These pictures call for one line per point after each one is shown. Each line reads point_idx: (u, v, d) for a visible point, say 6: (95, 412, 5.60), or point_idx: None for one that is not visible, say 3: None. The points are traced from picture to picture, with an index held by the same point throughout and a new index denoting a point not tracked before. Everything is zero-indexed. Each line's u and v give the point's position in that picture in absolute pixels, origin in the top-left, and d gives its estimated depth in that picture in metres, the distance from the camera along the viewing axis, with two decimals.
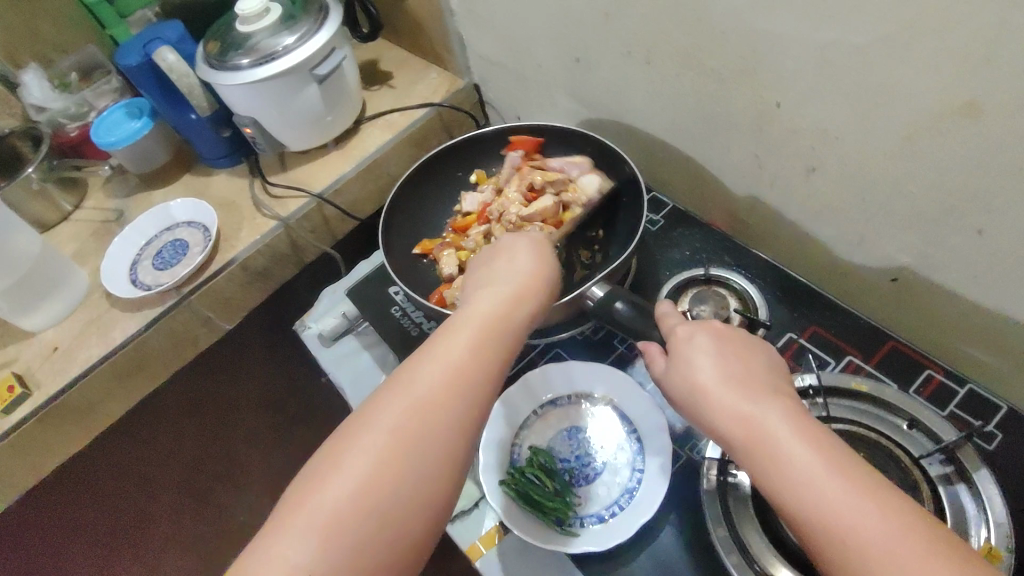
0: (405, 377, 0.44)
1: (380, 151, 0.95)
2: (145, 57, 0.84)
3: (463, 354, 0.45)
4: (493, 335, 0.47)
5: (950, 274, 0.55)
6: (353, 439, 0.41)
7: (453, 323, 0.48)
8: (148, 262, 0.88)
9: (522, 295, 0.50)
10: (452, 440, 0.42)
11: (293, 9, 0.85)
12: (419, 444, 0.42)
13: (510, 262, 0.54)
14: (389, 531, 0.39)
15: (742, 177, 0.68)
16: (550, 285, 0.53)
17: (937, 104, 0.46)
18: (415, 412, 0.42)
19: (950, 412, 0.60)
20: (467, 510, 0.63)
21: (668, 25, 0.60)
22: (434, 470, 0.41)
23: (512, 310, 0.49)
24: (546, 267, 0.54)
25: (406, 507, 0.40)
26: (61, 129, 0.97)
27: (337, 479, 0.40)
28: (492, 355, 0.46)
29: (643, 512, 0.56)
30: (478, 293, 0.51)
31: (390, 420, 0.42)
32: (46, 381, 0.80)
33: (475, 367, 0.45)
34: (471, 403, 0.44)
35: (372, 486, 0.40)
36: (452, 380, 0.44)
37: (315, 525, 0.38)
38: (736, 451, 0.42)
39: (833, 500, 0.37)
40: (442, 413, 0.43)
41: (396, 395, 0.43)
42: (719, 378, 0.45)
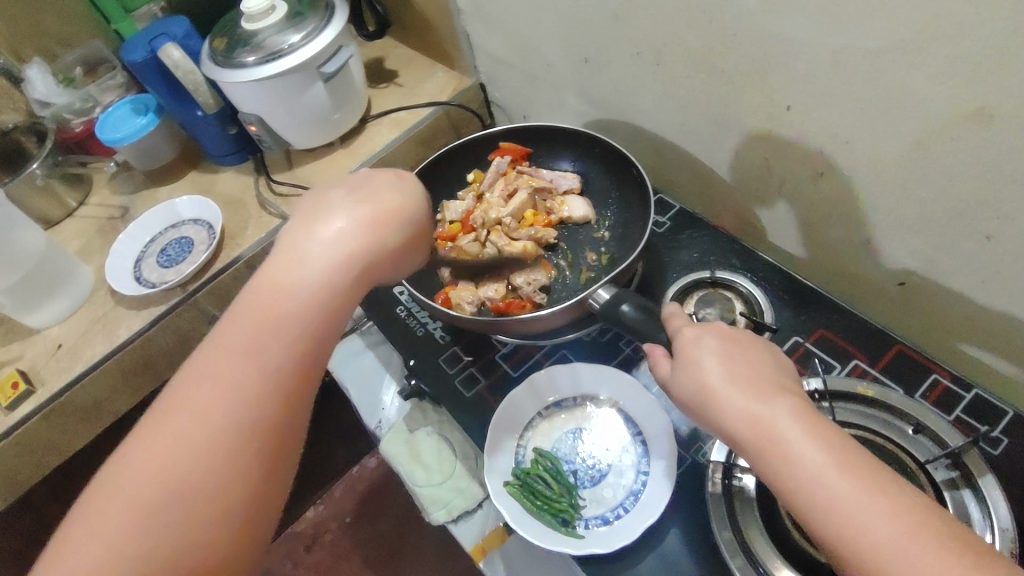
0: (214, 348, 0.43)
1: (386, 149, 0.95)
2: (151, 53, 0.84)
3: (279, 317, 0.44)
4: (321, 290, 0.45)
5: (958, 279, 0.55)
6: (156, 421, 0.40)
7: (276, 279, 0.45)
8: (152, 259, 0.88)
9: (358, 242, 0.47)
10: (268, 405, 0.42)
11: (299, 7, 0.84)
12: (227, 417, 0.40)
13: (355, 199, 0.50)
14: (197, 505, 0.39)
15: (750, 179, 0.68)
16: (400, 226, 0.50)
17: (950, 110, 0.46)
18: (216, 386, 0.41)
19: (956, 416, 0.60)
20: (470, 510, 0.65)
21: (678, 27, 0.60)
22: (244, 440, 0.40)
23: (345, 258, 0.47)
24: (400, 208, 0.51)
25: (212, 482, 0.39)
26: (66, 124, 0.96)
27: (137, 465, 0.39)
28: (315, 311, 0.44)
29: (648, 514, 0.56)
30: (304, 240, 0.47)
31: (199, 396, 0.41)
32: (51, 378, 0.80)
33: (288, 328, 0.43)
34: (283, 366, 0.43)
35: (173, 468, 0.39)
36: (260, 345, 0.42)
37: (115, 516, 0.38)
38: (746, 453, 0.42)
39: (847, 501, 0.37)
40: (247, 380, 0.41)
41: (197, 370, 0.42)
42: (727, 381, 0.45)
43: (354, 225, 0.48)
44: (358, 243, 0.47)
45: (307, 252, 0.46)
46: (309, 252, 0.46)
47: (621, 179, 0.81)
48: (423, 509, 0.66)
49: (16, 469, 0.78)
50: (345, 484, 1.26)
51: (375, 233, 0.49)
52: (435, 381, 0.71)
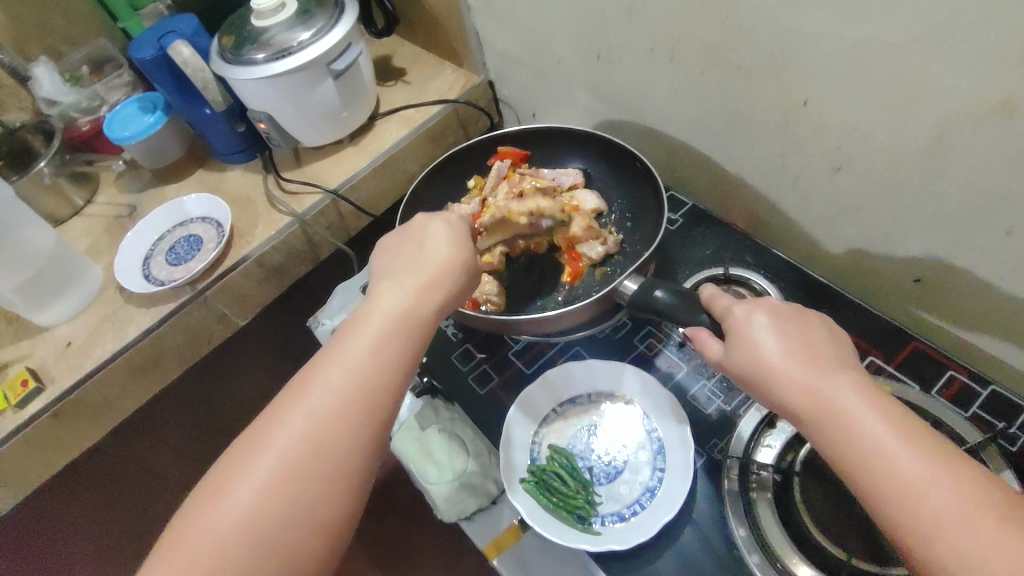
0: (308, 380, 0.49)
1: (395, 147, 0.95)
2: (159, 50, 0.84)
3: (364, 354, 0.49)
4: (399, 331, 0.51)
5: (976, 273, 0.55)
6: (259, 443, 0.46)
7: (360, 320, 0.52)
8: (161, 257, 0.88)
9: (430, 288, 0.54)
10: (355, 432, 0.47)
11: (308, 4, 0.84)
12: (320, 441, 0.46)
13: (423, 252, 0.57)
14: (298, 520, 0.44)
15: (763, 175, 0.68)
16: (462, 276, 0.57)
17: (971, 103, 0.46)
18: (314, 415, 0.47)
19: (974, 412, 0.60)
20: (484, 507, 0.65)
21: (693, 22, 0.60)
22: (336, 467, 0.46)
23: (418, 305, 0.53)
24: (458, 257, 0.57)
25: (309, 501, 0.45)
26: (74, 123, 0.96)
27: (244, 481, 0.45)
28: (396, 347, 0.50)
29: (664, 512, 0.55)
30: (385, 287, 0.54)
31: (294, 421, 0.47)
32: (61, 376, 0.79)
33: (375, 366, 0.49)
34: (372, 400, 0.48)
35: (272, 486, 0.45)
36: (349, 380, 0.48)
37: (224, 526, 0.43)
38: (805, 422, 0.43)
39: (906, 466, 0.38)
40: (342, 412, 0.47)
41: (294, 400, 0.48)
42: (786, 355, 0.45)
43: (421, 272, 0.55)
44: (427, 288, 0.54)
45: (387, 299, 0.53)
46: (388, 299, 0.53)
47: (630, 176, 0.81)
48: (436, 507, 0.66)
49: (26, 467, 0.78)
50: None
51: (440, 281, 0.55)
52: (451, 380, 0.72)
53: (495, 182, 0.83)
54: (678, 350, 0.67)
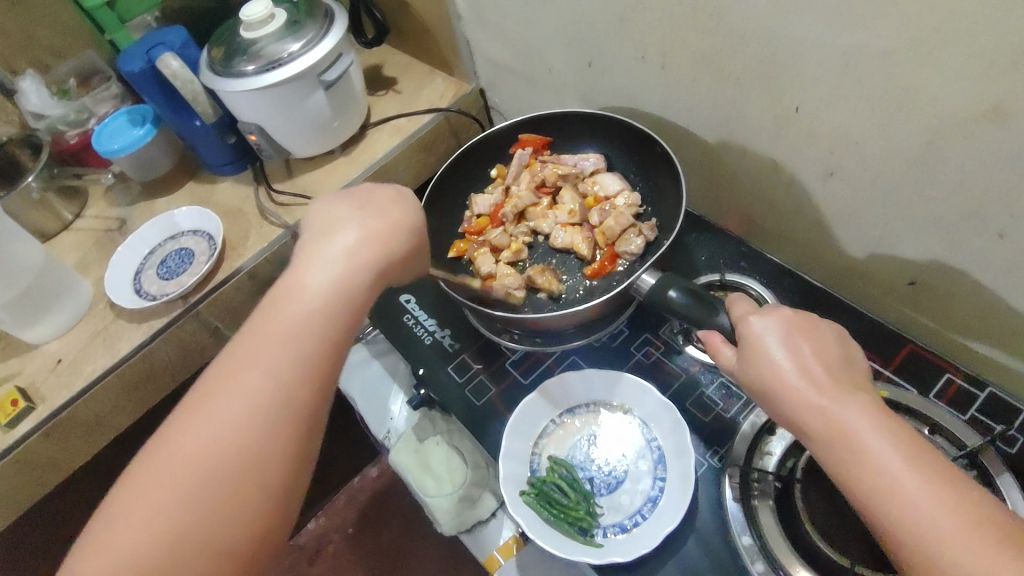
0: (228, 366, 0.46)
1: (388, 156, 0.94)
2: (148, 63, 0.83)
3: (284, 337, 0.46)
4: (324, 309, 0.48)
5: (970, 276, 0.55)
6: (187, 423, 0.44)
7: (284, 297, 0.48)
8: (152, 271, 0.87)
9: (361, 256, 0.51)
10: (281, 421, 0.44)
11: (298, 15, 0.84)
12: (255, 422, 0.44)
13: (355, 221, 0.53)
14: (218, 517, 0.42)
15: (757, 181, 0.68)
16: (395, 243, 0.53)
17: (962, 108, 0.46)
18: (233, 405, 0.44)
19: (971, 415, 0.60)
20: (484, 520, 0.65)
21: (684, 30, 0.60)
22: (262, 450, 0.44)
23: (348, 278, 0.50)
24: (402, 220, 0.55)
25: (232, 495, 0.42)
26: (61, 136, 0.95)
27: (168, 466, 0.42)
28: (320, 325, 0.47)
29: (666, 522, 0.55)
30: (310, 258, 0.51)
31: (225, 401, 0.44)
32: (52, 394, 0.78)
33: (297, 350, 0.46)
34: (295, 385, 0.45)
35: (198, 467, 0.42)
36: (271, 364, 0.45)
37: (139, 531, 0.41)
38: (813, 443, 0.43)
39: (913, 497, 0.38)
40: (265, 403, 0.44)
41: (214, 389, 0.45)
42: (798, 374, 0.44)
43: (354, 240, 0.52)
44: (356, 258, 0.51)
45: (314, 272, 0.49)
46: (314, 274, 0.49)
47: (647, 164, 0.79)
48: (434, 520, 0.66)
49: (16, 487, 0.77)
50: (349, 492, 1.25)
51: (376, 252, 0.52)
52: (447, 392, 0.70)
53: (516, 171, 0.84)
54: (678, 357, 0.67)
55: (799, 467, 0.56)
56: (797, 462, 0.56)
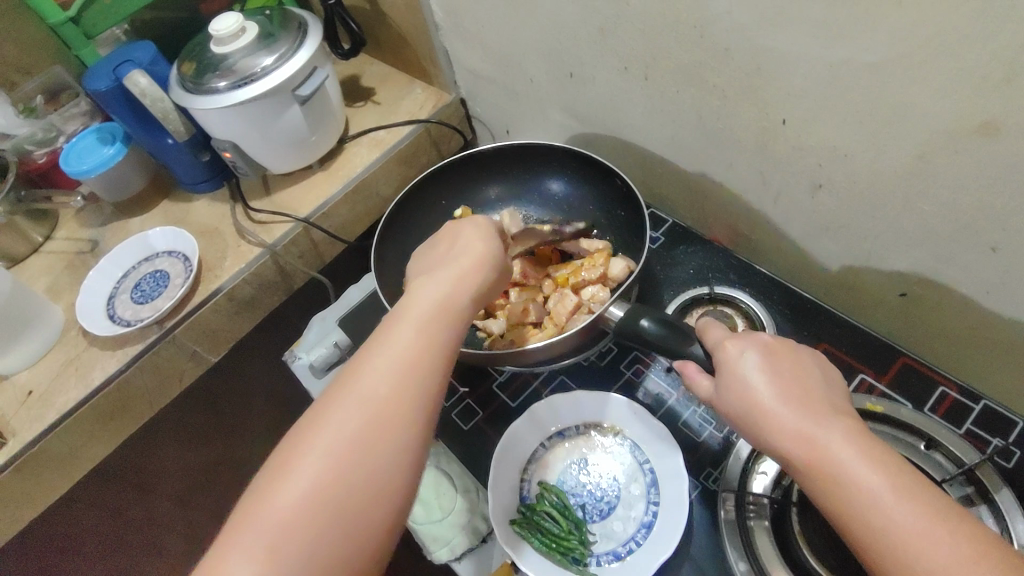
0: (365, 357, 0.46)
1: (367, 171, 0.92)
2: (115, 81, 0.80)
3: (425, 326, 0.47)
4: (447, 312, 0.48)
5: (962, 288, 0.54)
6: (317, 420, 0.43)
7: (402, 307, 0.49)
8: (126, 295, 0.85)
9: (471, 274, 0.51)
10: (414, 420, 0.44)
11: (271, 28, 0.82)
12: (381, 421, 0.43)
13: (452, 254, 0.54)
14: (355, 509, 0.41)
15: (744, 193, 0.67)
16: (495, 272, 0.54)
17: (952, 123, 0.45)
18: (367, 398, 0.43)
19: (967, 429, 0.60)
20: (474, 546, 0.63)
21: (667, 42, 0.58)
22: (397, 443, 0.43)
23: (459, 291, 0.50)
24: (494, 244, 0.55)
25: (376, 478, 0.42)
26: (28, 156, 0.92)
27: (307, 460, 0.41)
28: (443, 329, 0.47)
29: (660, 549, 0.54)
30: (426, 272, 0.52)
31: (358, 398, 0.43)
32: (23, 428, 0.75)
33: (429, 338, 0.46)
34: (427, 383, 0.45)
35: (343, 459, 0.41)
36: (402, 358, 0.45)
37: (274, 526, 0.39)
38: (798, 470, 0.41)
39: (904, 525, 0.36)
40: (394, 397, 0.44)
41: (346, 384, 0.44)
42: (778, 400, 0.43)
43: (454, 266, 0.52)
44: (463, 280, 0.51)
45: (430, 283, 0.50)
46: (430, 285, 0.50)
47: (613, 189, 0.80)
48: (425, 547, 0.64)
49: None
50: None
51: (482, 265, 0.53)
52: None
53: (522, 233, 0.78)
54: (666, 375, 0.66)
55: (794, 490, 0.54)
56: (792, 483, 0.54)
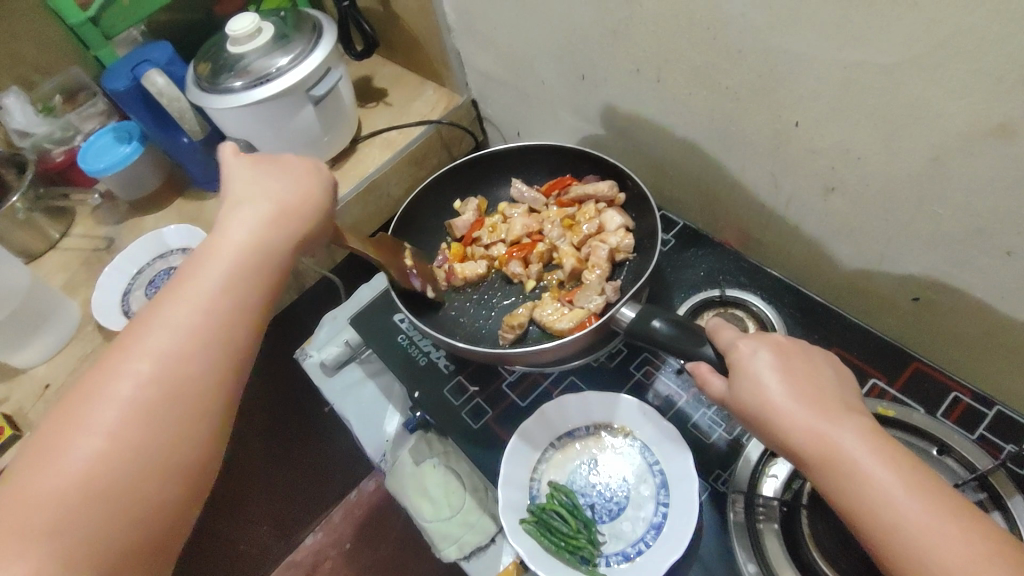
0: (167, 296, 0.45)
1: (379, 172, 0.93)
2: (133, 81, 0.81)
3: (228, 270, 0.47)
4: (253, 254, 0.49)
5: (976, 291, 0.54)
6: (118, 354, 0.43)
7: (206, 246, 0.48)
8: (140, 292, 0.86)
9: (279, 216, 0.51)
10: (215, 373, 0.44)
11: (285, 29, 0.83)
12: (187, 354, 0.43)
13: (271, 181, 0.53)
14: (170, 440, 0.42)
15: (755, 195, 0.67)
16: (312, 218, 0.53)
17: (970, 124, 0.44)
18: (160, 354, 0.43)
19: (981, 435, 0.60)
20: (482, 545, 0.64)
21: (679, 43, 0.59)
22: (206, 377, 0.44)
23: (271, 235, 0.50)
24: (311, 188, 0.54)
25: (185, 407, 0.43)
26: (46, 154, 0.93)
27: (111, 394, 0.41)
28: (251, 275, 0.48)
29: (670, 551, 0.54)
30: (231, 210, 0.51)
31: (163, 333, 0.44)
32: (39, 421, 0.76)
33: (237, 279, 0.47)
34: (234, 325, 0.46)
35: (149, 392, 0.42)
36: (201, 306, 0.45)
37: (77, 465, 0.39)
38: (811, 470, 0.41)
39: (917, 524, 0.36)
40: (195, 346, 0.44)
41: (151, 318, 0.44)
42: (791, 399, 0.43)
43: (274, 197, 0.52)
44: (281, 215, 0.51)
45: (236, 223, 0.49)
46: (236, 226, 0.49)
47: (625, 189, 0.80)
48: (433, 546, 0.65)
49: None
50: (344, 509, 1.19)
51: (295, 209, 0.52)
52: (441, 414, 0.69)
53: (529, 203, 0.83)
54: (676, 376, 0.66)
55: (805, 492, 0.53)
56: (802, 485, 0.54)
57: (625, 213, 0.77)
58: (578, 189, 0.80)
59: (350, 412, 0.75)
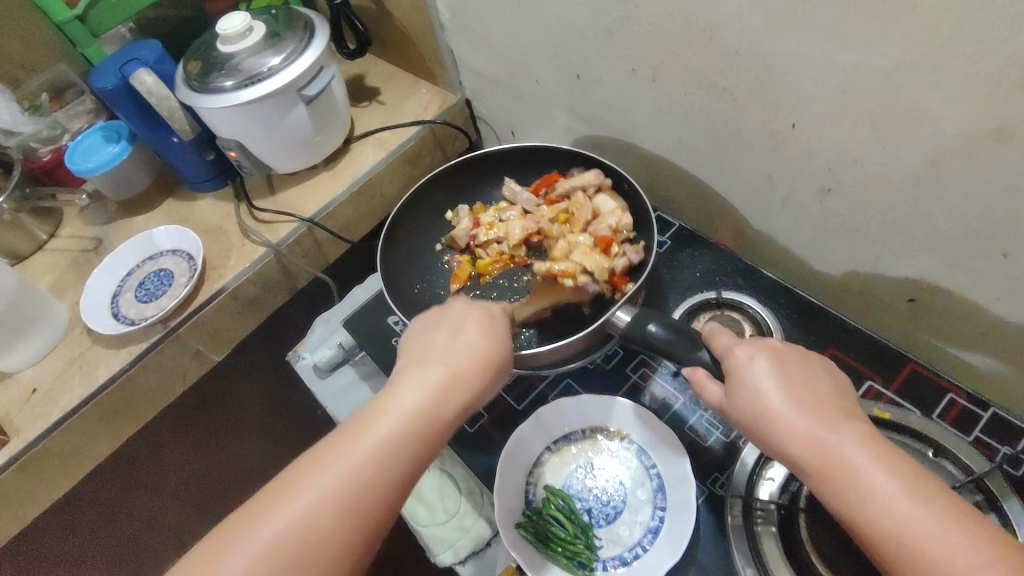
0: (324, 458, 0.45)
1: (372, 172, 0.92)
2: (121, 79, 0.79)
3: (376, 456, 0.45)
4: (414, 434, 0.47)
5: (973, 293, 0.54)
6: (250, 525, 0.42)
7: (375, 414, 0.47)
8: (130, 294, 0.85)
9: (454, 392, 0.49)
10: (333, 571, 0.42)
11: (277, 27, 0.81)
12: (308, 543, 0.42)
13: (452, 345, 0.53)
14: None
15: (751, 196, 0.66)
16: (479, 383, 0.52)
17: (966, 127, 0.44)
18: (286, 537, 0.41)
19: (976, 437, 0.60)
20: (479, 550, 0.63)
21: (674, 43, 0.58)
22: (319, 572, 0.42)
23: (435, 408, 0.48)
24: (485, 353, 0.53)
25: None
26: (33, 153, 0.91)
27: (230, 567, 0.40)
28: (398, 463, 0.45)
29: (669, 554, 0.54)
30: (406, 376, 0.50)
31: (298, 509, 0.42)
32: (26, 426, 0.75)
33: (383, 470, 0.45)
34: (364, 522, 0.43)
35: (265, 574, 0.41)
36: (343, 484, 0.43)
37: None
38: (810, 477, 0.41)
39: (920, 533, 0.36)
40: (314, 538, 0.42)
41: (294, 488, 0.43)
42: (791, 407, 0.43)
43: (449, 366, 0.50)
44: (450, 391, 0.49)
45: (401, 397, 0.48)
46: (405, 395, 0.48)
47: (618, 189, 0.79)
48: (428, 551, 0.64)
49: None
50: None
51: (464, 383, 0.50)
52: None
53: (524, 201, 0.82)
54: (671, 378, 0.66)
55: (802, 495, 0.53)
56: (799, 488, 0.54)
57: (619, 202, 0.76)
58: (566, 184, 0.79)
59: (344, 415, 0.74)
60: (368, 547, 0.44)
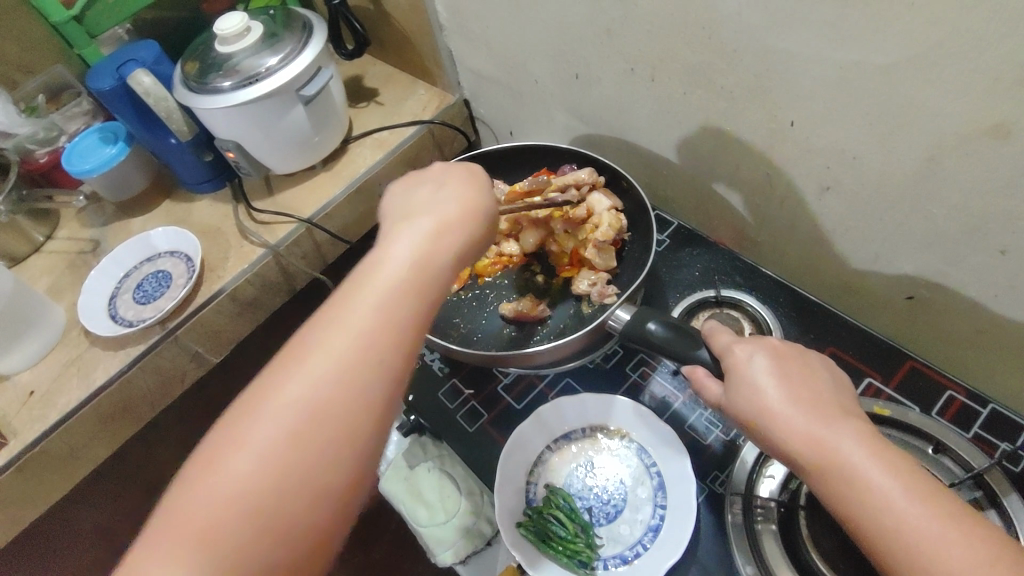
0: (326, 317, 0.42)
1: (370, 172, 0.92)
2: (118, 80, 0.79)
3: (381, 303, 0.42)
4: (414, 282, 0.44)
5: (972, 290, 0.54)
6: (264, 395, 0.39)
7: (371, 267, 0.44)
8: (129, 295, 0.84)
9: (446, 240, 0.47)
10: (354, 427, 0.40)
11: (275, 28, 0.81)
12: (325, 402, 0.39)
13: (437, 199, 0.50)
14: (300, 500, 0.38)
15: (750, 194, 0.67)
16: (477, 233, 0.50)
17: (964, 124, 0.44)
18: (300, 398, 0.39)
19: (974, 434, 0.60)
20: (478, 550, 0.63)
21: (673, 41, 0.58)
22: (342, 430, 0.39)
23: (431, 255, 0.46)
24: (474, 204, 0.50)
25: (317, 469, 0.38)
26: (30, 155, 0.91)
27: (251, 433, 0.38)
28: (405, 310, 0.42)
29: (670, 552, 0.54)
30: (397, 230, 0.47)
31: (309, 370, 0.40)
32: (24, 428, 0.75)
33: (388, 317, 0.42)
34: (377, 372, 0.41)
35: (288, 436, 0.38)
36: (351, 339, 0.41)
37: (203, 515, 0.36)
38: (808, 475, 0.41)
39: (917, 530, 0.36)
40: (328, 398, 0.39)
41: (300, 353, 0.41)
42: (790, 405, 0.43)
43: (438, 215, 0.48)
44: (442, 234, 0.47)
45: (399, 243, 0.46)
46: (401, 243, 0.46)
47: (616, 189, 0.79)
48: (428, 551, 0.65)
49: None
50: None
51: (453, 230, 0.48)
52: (436, 417, 0.69)
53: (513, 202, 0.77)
54: (671, 377, 0.66)
55: (802, 493, 0.53)
56: (800, 486, 0.54)
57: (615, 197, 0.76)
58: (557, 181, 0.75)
59: None
60: (388, 400, 0.41)
